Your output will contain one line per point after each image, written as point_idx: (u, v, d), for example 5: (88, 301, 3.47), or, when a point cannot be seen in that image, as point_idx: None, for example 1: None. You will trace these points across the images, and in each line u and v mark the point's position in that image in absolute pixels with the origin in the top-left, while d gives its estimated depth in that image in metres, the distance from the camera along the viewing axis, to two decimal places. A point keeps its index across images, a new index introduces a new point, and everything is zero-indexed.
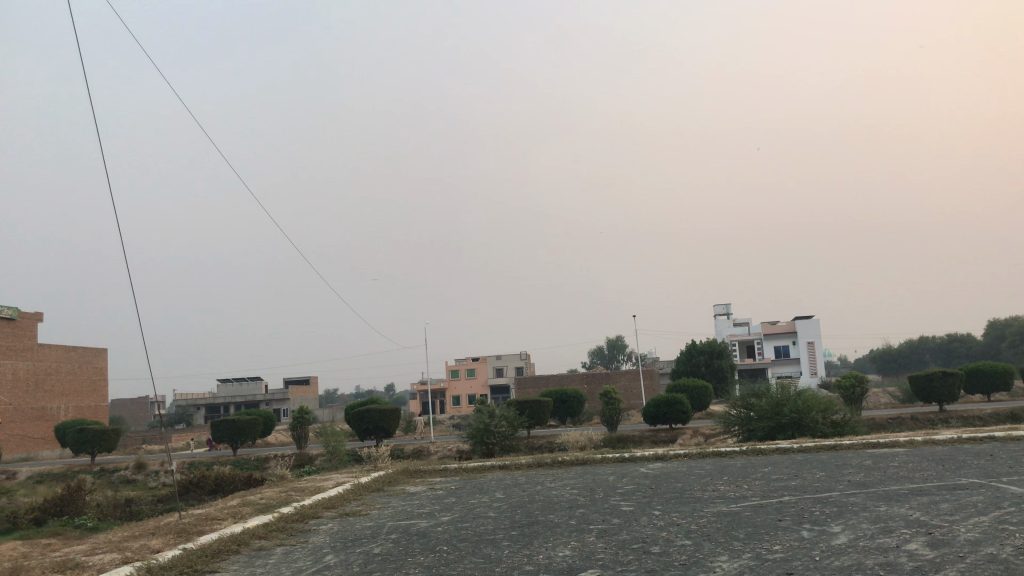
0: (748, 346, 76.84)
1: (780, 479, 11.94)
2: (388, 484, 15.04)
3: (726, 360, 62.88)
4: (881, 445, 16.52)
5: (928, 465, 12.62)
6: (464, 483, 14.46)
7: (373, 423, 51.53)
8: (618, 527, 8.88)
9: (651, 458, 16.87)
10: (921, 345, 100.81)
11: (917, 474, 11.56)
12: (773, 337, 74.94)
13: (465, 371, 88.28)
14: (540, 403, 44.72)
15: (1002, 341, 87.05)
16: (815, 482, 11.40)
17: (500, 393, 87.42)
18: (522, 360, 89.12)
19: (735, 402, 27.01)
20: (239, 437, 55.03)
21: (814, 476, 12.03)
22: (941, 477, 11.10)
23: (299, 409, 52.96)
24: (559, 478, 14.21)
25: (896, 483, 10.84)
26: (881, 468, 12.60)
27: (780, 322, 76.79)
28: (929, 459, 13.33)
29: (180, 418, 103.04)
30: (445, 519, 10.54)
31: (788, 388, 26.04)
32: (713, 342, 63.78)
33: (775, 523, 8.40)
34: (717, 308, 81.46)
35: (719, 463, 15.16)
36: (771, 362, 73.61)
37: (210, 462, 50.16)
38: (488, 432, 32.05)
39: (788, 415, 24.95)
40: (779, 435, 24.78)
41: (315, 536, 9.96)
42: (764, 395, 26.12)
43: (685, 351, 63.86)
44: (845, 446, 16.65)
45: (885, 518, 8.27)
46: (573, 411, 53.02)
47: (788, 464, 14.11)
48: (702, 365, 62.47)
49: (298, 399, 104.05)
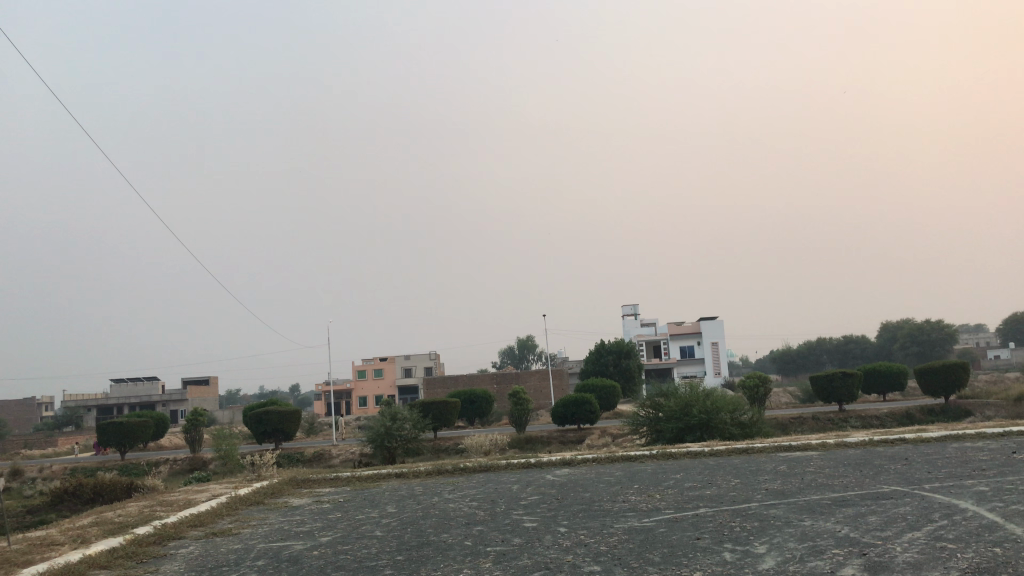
0: (654, 346, 77.39)
1: (694, 487, 11.12)
2: (268, 497, 13.54)
3: (634, 360, 62.98)
4: (793, 447, 15.98)
5: (845, 471, 11.99)
6: (355, 496, 13.17)
7: (272, 425, 49.26)
8: (518, 548, 7.80)
9: (558, 464, 15.88)
10: (819, 346, 103.95)
11: (835, 481, 10.86)
12: (679, 338, 75.71)
13: (372, 371, 86.22)
14: (447, 403, 43.49)
15: (894, 343, 90.51)
16: (731, 491, 10.61)
17: (409, 393, 85.82)
18: (431, 360, 87.69)
19: (643, 402, 26.35)
20: (127, 440, 51.82)
21: (729, 484, 11.22)
22: (861, 485, 10.45)
23: (195, 410, 50.24)
24: (459, 488, 13.08)
25: (815, 492, 10.13)
26: (796, 475, 11.89)
27: (686, 322, 77.70)
28: (845, 465, 12.72)
29: (68, 420, 97.34)
30: (327, 539, 9.26)
31: (696, 388, 25.58)
32: (621, 342, 63.79)
33: (693, 542, 7.50)
34: (625, 308, 81.75)
35: (630, 469, 14.25)
36: (677, 362, 74.32)
37: (93, 468, 46.94)
38: (390, 435, 30.55)
39: (696, 416, 24.45)
40: (687, 436, 24.26)
41: (168, 564, 8.49)
42: (672, 395, 25.55)
43: (593, 350, 63.66)
44: (757, 449, 16.03)
45: (812, 535, 7.49)
46: (482, 411, 52.01)
47: (699, 470, 13.30)
48: (610, 365, 62.38)
49: (196, 400, 99.88)
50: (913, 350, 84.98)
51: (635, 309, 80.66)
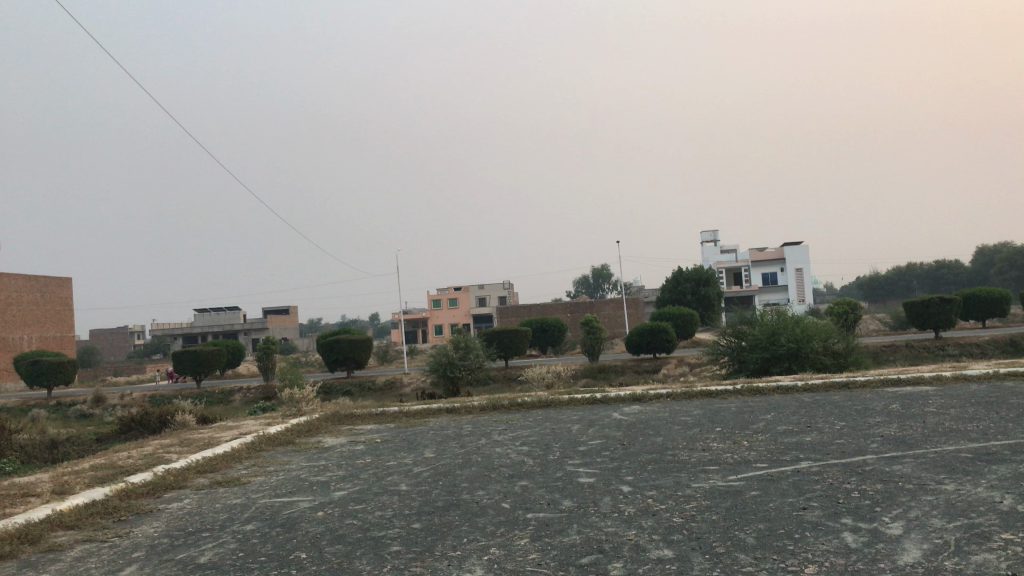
0: (735, 273, 74.23)
1: (791, 433, 9.16)
2: (299, 436, 12.12)
3: (713, 287, 60.30)
4: (903, 382, 13.76)
5: (976, 412, 9.82)
6: (395, 436, 11.64)
7: (342, 353, 48.80)
8: (567, 519, 6.00)
9: (627, 399, 14.06)
10: (909, 272, 98.73)
11: (969, 427, 8.74)
12: (761, 264, 72.42)
13: (447, 301, 85.62)
14: (518, 331, 42.03)
15: (990, 268, 85.24)
16: (837, 439, 8.59)
17: (483, 322, 85.06)
18: (505, 290, 86.33)
19: (724, 331, 24.18)
20: (204, 368, 52.24)
21: (834, 429, 9.19)
22: (1007, 432, 8.29)
23: (267, 339, 50.08)
24: (512, 429, 11.41)
25: (949, 441, 8.06)
26: (915, 417, 9.76)
27: (767, 248, 74.20)
28: (974, 404, 10.51)
29: (157, 348, 100.56)
30: (341, 494, 7.64)
31: (785, 316, 23.31)
32: (700, 269, 61.07)
33: (801, 516, 5.59)
34: (703, 234, 78.40)
35: (710, 408, 12.31)
36: (758, 290, 71.20)
37: (172, 395, 47.47)
38: (453, 365, 29.19)
39: (784, 345, 22.21)
40: (774, 368, 22.10)
41: (148, 524, 6.94)
42: (757, 324, 23.36)
43: (671, 278, 61.18)
44: (859, 384, 13.85)
45: (965, 509, 5.51)
46: (555, 340, 50.63)
47: (793, 409, 11.28)
48: (688, 293, 59.88)
49: (277, 329, 101.58)
50: (1011, 275, 79.89)
51: (715, 235, 77.16)
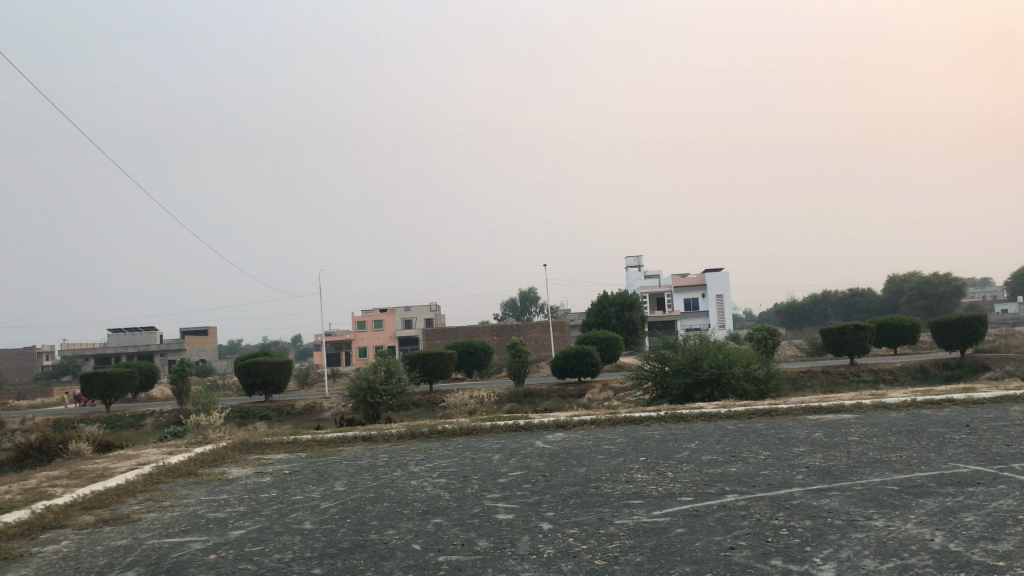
0: (658, 298, 75.15)
1: (716, 463, 8.93)
2: (203, 466, 11.35)
3: (637, 312, 60.84)
4: (824, 409, 13.76)
5: (898, 440, 9.77)
6: (306, 466, 11.00)
7: (262, 376, 47.28)
8: (482, 562, 5.56)
9: (550, 426, 13.70)
10: (824, 300, 101.70)
11: (893, 457, 8.64)
12: (684, 290, 73.52)
13: (371, 322, 84.28)
14: (442, 355, 41.42)
15: (900, 296, 88.41)
16: (762, 470, 8.37)
17: (409, 344, 83.96)
18: (431, 311, 85.56)
19: (648, 356, 24.13)
20: (114, 391, 49.91)
21: (759, 459, 9.00)
22: (930, 463, 8.18)
23: (181, 360, 48.19)
24: (430, 459, 10.90)
25: (874, 472, 7.91)
26: (838, 446, 9.65)
27: (690, 273, 75.44)
28: (895, 432, 10.48)
29: (66, 369, 96.16)
30: (238, 534, 7.02)
31: (707, 341, 23.43)
32: (625, 293, 61.60)
33: (727, 557, 5.28)
34: (628, 259, 79.19)
35: (634, 435, 12.03)
36: (681, 315, 72.19)
37: (78, 420, 45.18)
38: (373, 389, 28.44)
39: (706, 371, 22.25)
40: (696, 393, 22.10)
41: (15, 572, 6.21)
42: (680, 349, 23.39)
43: (596, 302, 61.48)
44: (780, 411, 13.79)
45: (896, 548, 5.27)
46: (480, 363, 50.18)
47: (718, 438, 11.08)
48: (613, 317, 60.24)
49: (195, 351, 98.31)
50: (920, 303, 83.02)
51: (639, 260, 78.03)
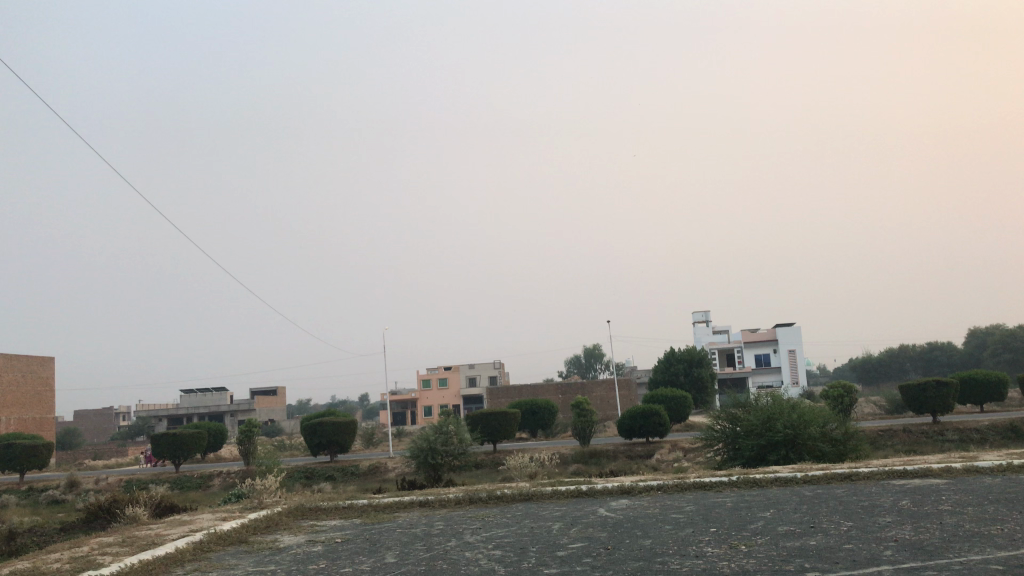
0: (727, 354, 73.39)
1: (794, 535, 8.22)
2: (255, 533, 11.05)
3: (706, 369, 59.42)
4: (911, 474, 12.80)
5: (998, 511, 8.88)
6: (360, 534, 10.60)
7: (326, 436, 47.34)
8: None
9: (615, 492, 13.04)
10: (901, 354, 98.09)
11: (993, 531, 7.81)
12: (753, 346, 71.74)
13: (436, 381, 84.21)
14: (507, 414, 40.84)
15: (983, 350, 84.73)
16: (845, 544, 7.64)
17: (474, 403, 83.55)
18: (496, 369, 85.26)
19: (718, 415, 23.20)
20: (183, 451, 50.53)
21: (841, 531, 8.26)
22: None
23: (249, 421, 48.64)
24: (488, 527, 10.40)
25: (973, 548, 7.11)
26: (930, 517, 8.83)
27: (759, 328, 73.67)
28: (993, 501, 9.58)
29: (140, 429, 98.28)
30: None
31: (780, 400, 22.42)
32: (692, 350, 60.32)
33: None
34: (695, 315, 77.80)
35: (704, 503, 11.31)
36: (751, 371, 70.23)
37: (148, 480, 45.76)
38: (434, 451, 28.02)
39: (780, 432, 21.24)
40: (770, 455, 21.06)
41: None
42: (751, 408, 22.43)
43: (662, 359, 60.30)
44: (862, 476, 12.88)
45: None
46: (545, 423, 49.43)
47: (795, 506, 10.31)
48: (680, 374, 58.92)
49: (264, 410, 99.57)
50: (1004, 357, 79.32)
51: (706, 316, 76.49)
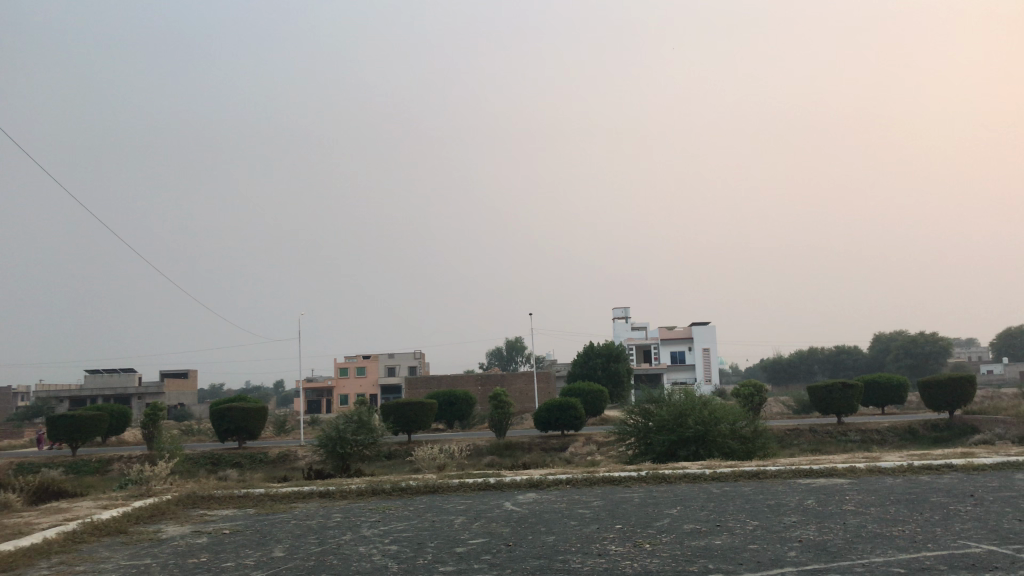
0: (645, 351, 74.25)
1: (700, 534, 8.04)
2: (136, 524, 10.32)
3: (623, 364, 60.00)
4: (815, 472, 12.89)
5: (898, 511, 8.89)
6: (251, 526, 10.00)
7: (235, 422, 45.87)
8: None
9: (522, 485, 12.75)
10: (810, 356, 101.10)
11: (894, 532, 7.76)
12: (670, 343, 72.79)
13: (353, 369, 82.88)
14: (422, 404, 40.25)
15: (887, 355, 88.05)
16: (749, 544, 7.47)
17: (391, 392, 82.51)
18: (415, 359, 84.44)
19: (632, 410, 23.22)
20: (81, 435, 48.23)
21: (746, 530, 8.11)
22: (937, 540, 7.30)
23: (153, 404, 46.74)
24: (388, 521, 9.94)
25: (875, 551, 7.00)
26: (833, 517, 8.77)
27: (677, 327, 74.78)
28: (893, 501, 9.62)
29: (39, 411, 93.77)
30: None
31: (693, 396, 22.60)
32: (611, 345, 60.79)
33: None
34: (615, 311, 78.46)
35: (612, 498, 11.10)
36: (667, 368, 71.30)
37: (41, 464, 43.50)
38: (343, 440, 27.31)
39: (691, 428, 21.35)
40: (680, 451, 21.15)
41: None
42: (665, 404, 22.52)
43: (581, 353, 60.61)
44: (768, 473, 12.91)
45: None
46: (462, 414, 49.04)
47: (701, 503, 10.18)
48: (598, 369, 59.33)
49: (173, 395, 96.26)
50: (906, 362, 82.55)
51: (626, 313, 77.26)
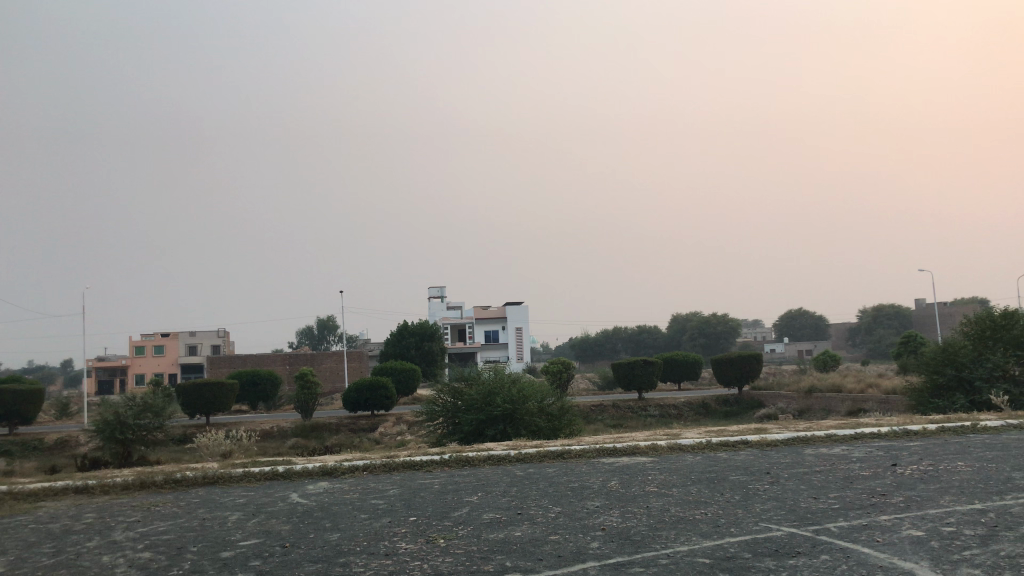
0: (459, 329, 74.19)
1: (500, 525, 7.41)
2: None
3: (437, 343, 59.64)
4: (620, 451, 12.72)
5: (701, 492, 8.70)
6: None
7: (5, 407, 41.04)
8: None
9: (314, 473, 11.69)
10: (614, 335, 105.47)
11: (697, 515, 7.48)
12: (483, 322, 73.21)
13: (151, 347, 77.23)
14: (222, 385, 37.70)
15: (683, 334, 93.47)
16: (550, 535, 6.91)
17: (192, 372, 77.68)
18: (219, 337, 80.05)
19: (441, 389, 22.58)
20: None
21: (548, 518, 7.58)
22: (738, 523, 7.07)
23: None
24: (149, 521, 8.60)
25: (679, 538, 6.62)
26: (637, 500, 8.44)
27: (491, 306, 75.33)
28: (694, 481, 9.46)
29: None
30: None
31: (503, 374, 22.31)
32: (425, 323, 60.17)
33: None
34: (431, 289, 77.49)
35: (410, 485, 10.31)
36: (480, 347, 71.65)
37: None
38: (123, 425, 24.78)
39: (499, 407, 20.98)
40: (488, 430, 20.76)
41: None
42: (474, 382, 22.09)
43: (394, 331, 59.41)
44: (573, 453, 12.60)
45: None
46: (267, 395, 46.63)
47: (503, 488, 9.59)
48: (411, 348, 58.44)
49: None
50: (700, 341, 87.89)
51: (441, 291, 76.70)
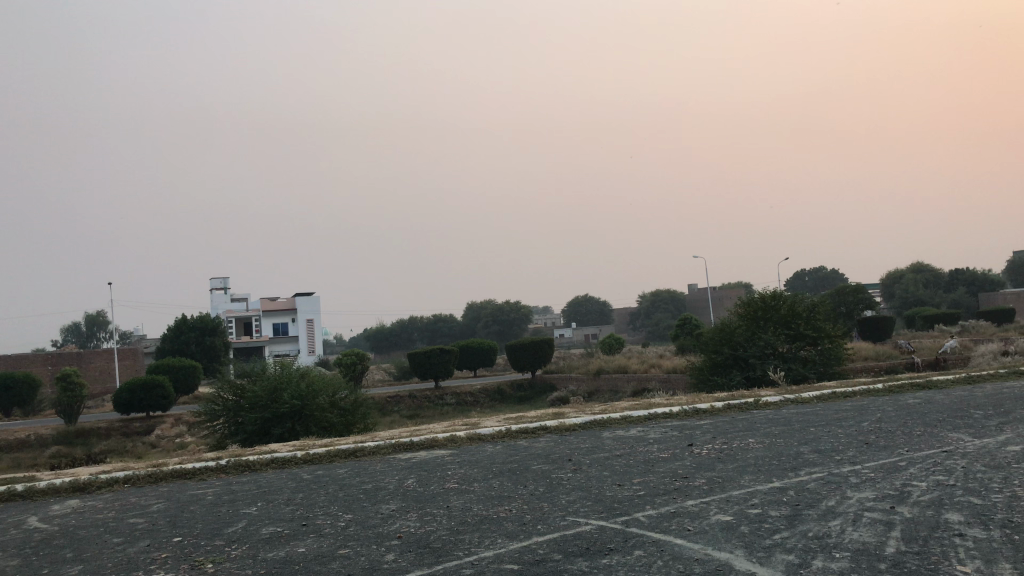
0: (245, 323, 70.26)
1: (282, 541, 6.45)
2: None
3: (220, 338, 56.15)
4: (417, 445, 12.01)
5: (504, 486, 8.18)
6: None
7: None
8: None
9: (63, 490, 10.04)
10: (409, 325, 104.81)
11: (503, 513, 6.90)
12: (271, 315, 69.90)
13: None
14: None
15: (477, 322, 94.51)
16: (339, 549, 6.07)
17: None
18: None
19: (222, 386, 20.82)
20: None
21: (338, 529, 6.71)
22: (545, 519, 6.57)
23: None
24: None
25: (482, 541, 6.00)
26: (437, 499, 7.78)
27: (280, 298, 72.07)
28: (497, 474, 8.95)
29: None
30: None
31: (290, 368, 20.94)
32: (206, 318, 56.43)
33: None
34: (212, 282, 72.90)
35: (180, 498, 9.04)
36: (268, 340, 68.35)
37: None
38: None
39: (286, 403, 19.61)
40: (274, 428, 19.35)
41: None
42: (259, 378, 20.56)
43: (172, 326, 55.20)
44: (366, 450, 11.73)
45: None
46: (22, 400, 41.60)
47: (289, 495, 8.59)
48: (191, 343, 54.57)
49: None
50: (493, 329, 89.19)
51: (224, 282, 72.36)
